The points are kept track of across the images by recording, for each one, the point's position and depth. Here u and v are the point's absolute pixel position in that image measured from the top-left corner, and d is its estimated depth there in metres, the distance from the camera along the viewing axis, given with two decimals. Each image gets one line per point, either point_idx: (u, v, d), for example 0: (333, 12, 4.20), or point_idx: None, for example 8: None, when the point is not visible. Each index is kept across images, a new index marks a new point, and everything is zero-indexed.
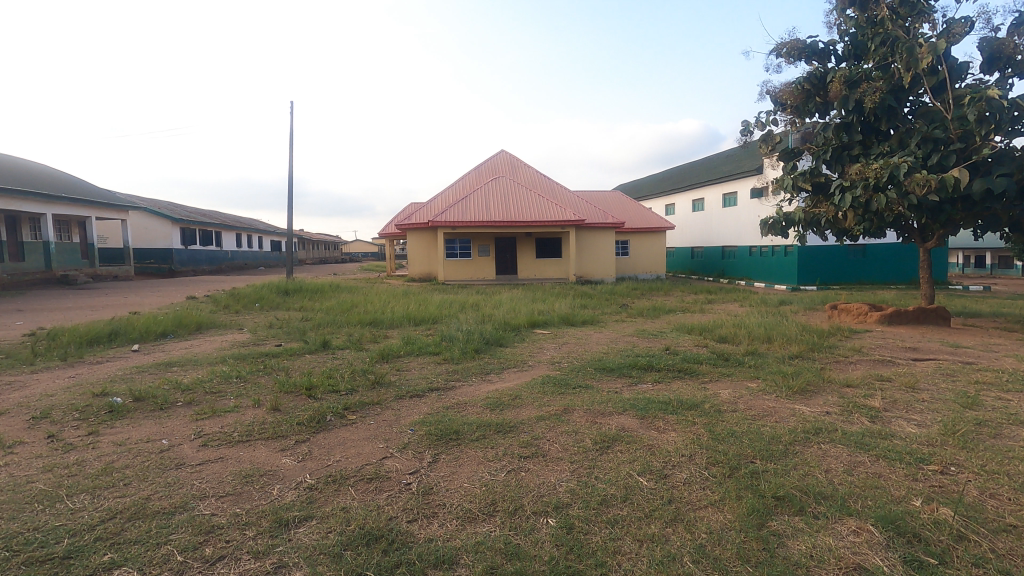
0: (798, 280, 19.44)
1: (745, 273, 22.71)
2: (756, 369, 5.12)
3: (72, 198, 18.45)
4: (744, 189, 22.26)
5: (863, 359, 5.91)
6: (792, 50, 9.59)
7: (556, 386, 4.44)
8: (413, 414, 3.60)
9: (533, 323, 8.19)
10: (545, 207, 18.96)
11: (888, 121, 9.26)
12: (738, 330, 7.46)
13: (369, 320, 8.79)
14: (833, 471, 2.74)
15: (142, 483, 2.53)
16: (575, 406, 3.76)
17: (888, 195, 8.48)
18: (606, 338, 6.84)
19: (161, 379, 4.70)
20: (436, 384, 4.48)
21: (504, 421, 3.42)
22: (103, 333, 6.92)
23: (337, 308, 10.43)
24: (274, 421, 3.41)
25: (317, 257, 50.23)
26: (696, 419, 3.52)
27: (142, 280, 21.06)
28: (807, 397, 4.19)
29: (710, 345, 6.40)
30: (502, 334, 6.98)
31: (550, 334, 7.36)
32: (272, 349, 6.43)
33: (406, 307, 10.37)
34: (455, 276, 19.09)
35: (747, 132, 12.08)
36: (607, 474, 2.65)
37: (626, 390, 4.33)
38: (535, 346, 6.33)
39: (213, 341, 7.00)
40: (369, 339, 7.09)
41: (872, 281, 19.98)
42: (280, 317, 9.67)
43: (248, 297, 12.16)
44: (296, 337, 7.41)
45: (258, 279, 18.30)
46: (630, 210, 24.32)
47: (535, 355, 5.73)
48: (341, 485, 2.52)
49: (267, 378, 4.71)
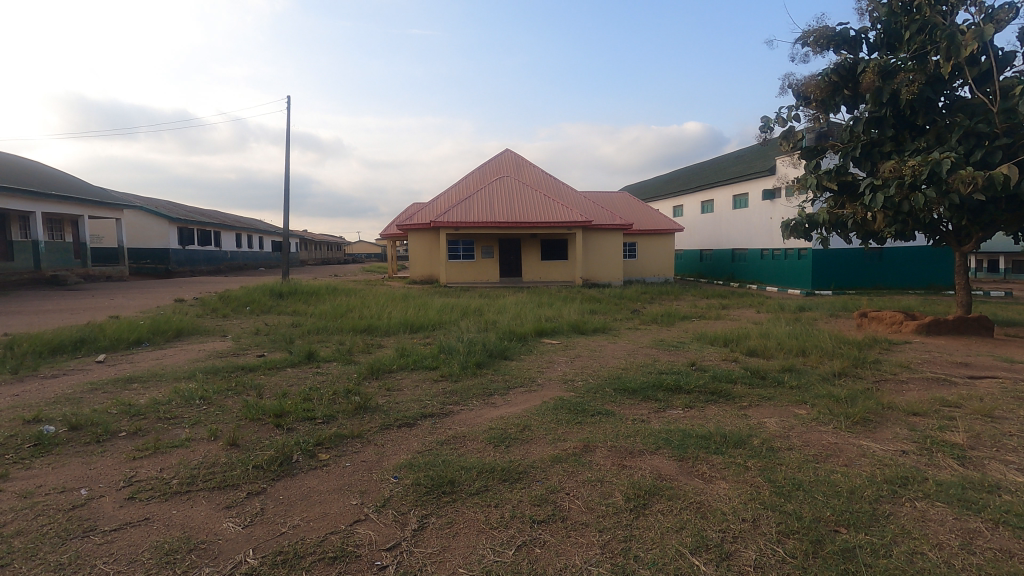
0: (812, 284, 18.73)
1: (756, 277, 22.00)
2: (800, 391, 4.45)
3: (62, 195, 17.81)
4: (756, 190, 21.53)
5: (916, 378, 5.21)
6: (821, 37, 8.93)
7: (572, 413, 3.77)
8: (399, 453, 2.94)
9: (540, 332, 7.51)
10: (551, 207, 18.30)
11: (925, 115, 8.57)
12: (767, 341, 6.77)
13: (364, 327, 8.13)
14: (948, 548, 2.07)
15: (25, 566, 1.88)
16: (596, 443, 3.10)
17: (928, 193, 7.79)
18: (622, 350, 6.16)
19: (111, 401, 4.04)
20: (429, 410, 3.82)
21: (511, 464, 2.76)
22: (67, 342, 6.27)
23: (331, 312, 9.78)
24: (227, 463, 2.76)
25: (318, 258, 49.65)
26: (747, 462, 2.86)
27: (136, 280, 20.45)
28: (871, 429, 3.51)
29: (740, 359, 5.72)
30: (507, 344, 6.30)
31: (560, 344, 6.68)
32: (251, 360, 5.78)
33: (404, 312, 9.74)
34: (457, 278, 18.47)
35: (766, 128, 11.43)
36: (650, 553, 1.98)
37: (654, 419, 3.66)
38: (545, 360, 5.65)
39: (191, 351, 6.37)
40: (360, 349, 6.42)
41: (889, 285, 19.25)
42: (269, 323, 9.02)
43: (238, 300, 11.51)
44: (280, 346, 6.75)
45: (253, 280, 17.67)
46: (638, 211, 23.64)
47: (545, 371, 5.06)
48: (292, 571, 1.86)
49: (234, 401, 4.04)
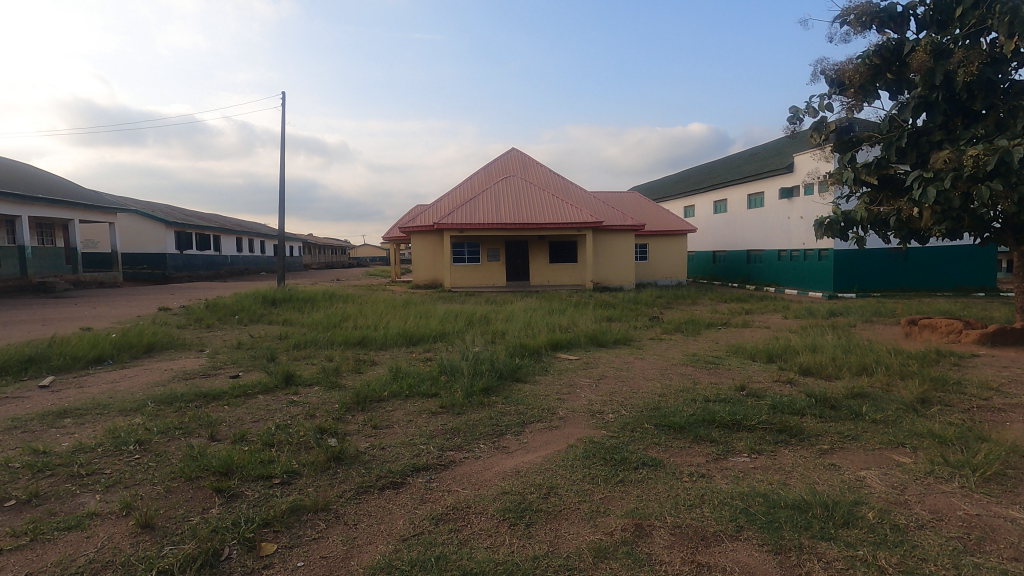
0: (834, 286, 17.78)
1: (773, 279, 21.06)
2: (888, 427, 3.54)
3: (51, 198, 17.08)
4: (773, 189, 20.57)
5: (1015, 405, 4.28)
6: (863, 14, 8.03)
7: (608, 464, 2.89)
8: (376, 543, 2.07)
9: (555, 345, 6.64)
10: (559, 208, 17.44)
11: (982, 98, 7.65)
12: (817, 356, 5.85)
13: (357, 340, 7.31)
14: None
15: None
16: (652, 520, 2.24)
17: (993, 186, 6.86)
18: (653, 369, 5.27)
19: (23, 447, 3.20)
20: (421, 461, 2.95)
21: (537, 566, 1.90)
22: (12, 362, 5.44)
23: (323, 321, 8.97)
24: (125, 564, 1.90)
25: (322, 260, 48.94)
26: (876, 559, 1.97)
27: (129, 286, 19.73)
28: (1015, 490, 2.61)
29: (795, 381, 4.81)
30: (518, 362, 5.41)
31: (579, 361, 5.80)
32: (218, 384, 4.93)
33: (404, 321, 8.92)
34: (462, 283, 17.66)
35: (795, 118, 10.54)
36: None
37: (719, 475, 2.79)
38: (564, 383, 4.76)
39: (156, 371, 5.54)
40: (348, 369, 5.56)
41: (916, 287, 18.26)
42: (255, 335, 8.19)
43: (227, 309, 10.71)
44: (259, 364, 5.91)
45: (248, 286, 16.88)
46: (649, 211, 22.76)
47: (565, 400, 4.17)
48: None
49: (177, 446, 3.19)
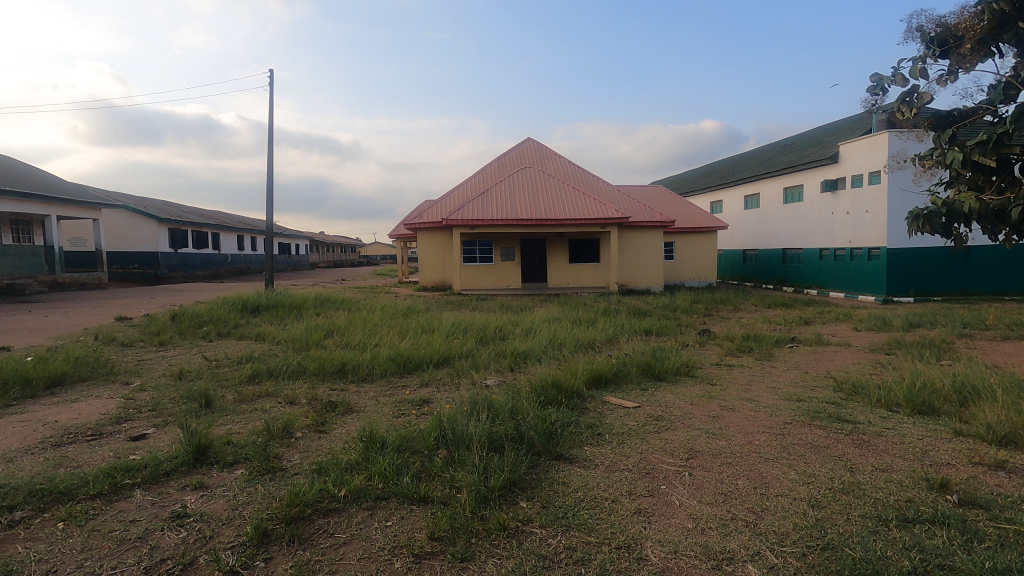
0: (889, 289, 15.75)
1: (814, 281, 19.05)
2: None
3: (22, 191, 15.46)
4: (814, 182, 18.55)
5: None
6: None
7: None
8: None
9: (595, 382, 4.83)
10: (580, 202, 15.57)
11: None
12: (986, 405, 3.97)
13: (334, 368, 5.56)
14: None
15: None
16: None
17: None
18: (761, 434, 3.44)
19: None
20: None
21: None
22: None
23: (300, 338, 7.21)
24: None
25: (329, 260, 47.40)
26: None
27: (114, 288, 18.21)
28: None
29: (1007, 465, 2.94)
30: (556, 418, 3.58)
31: (643, 412, 3.97)
32: (95, 461, 3.16)
33: (399, 338, 7.14)
34: (473, 284, 15.90)
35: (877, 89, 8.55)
36: None
37: None
38: (634, 467, 2.93)
39: (25, 429, 3.78)
40: (306, 425, 3.78)
41: (979, 290, 16.17)
42: (210, 357, 6.44)
43: (194, 319, 8.97)
44: (184, 414, 4.14)
45: (237, 289, 15.19)
46: (677, 206, 20.84)
47: (652, 519, 2.35)
48: None
49: None
